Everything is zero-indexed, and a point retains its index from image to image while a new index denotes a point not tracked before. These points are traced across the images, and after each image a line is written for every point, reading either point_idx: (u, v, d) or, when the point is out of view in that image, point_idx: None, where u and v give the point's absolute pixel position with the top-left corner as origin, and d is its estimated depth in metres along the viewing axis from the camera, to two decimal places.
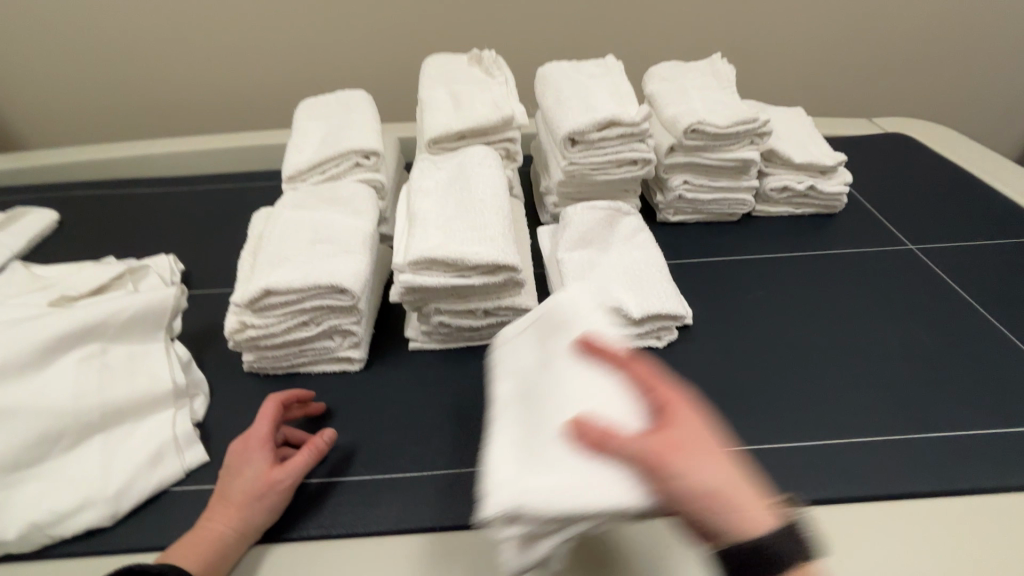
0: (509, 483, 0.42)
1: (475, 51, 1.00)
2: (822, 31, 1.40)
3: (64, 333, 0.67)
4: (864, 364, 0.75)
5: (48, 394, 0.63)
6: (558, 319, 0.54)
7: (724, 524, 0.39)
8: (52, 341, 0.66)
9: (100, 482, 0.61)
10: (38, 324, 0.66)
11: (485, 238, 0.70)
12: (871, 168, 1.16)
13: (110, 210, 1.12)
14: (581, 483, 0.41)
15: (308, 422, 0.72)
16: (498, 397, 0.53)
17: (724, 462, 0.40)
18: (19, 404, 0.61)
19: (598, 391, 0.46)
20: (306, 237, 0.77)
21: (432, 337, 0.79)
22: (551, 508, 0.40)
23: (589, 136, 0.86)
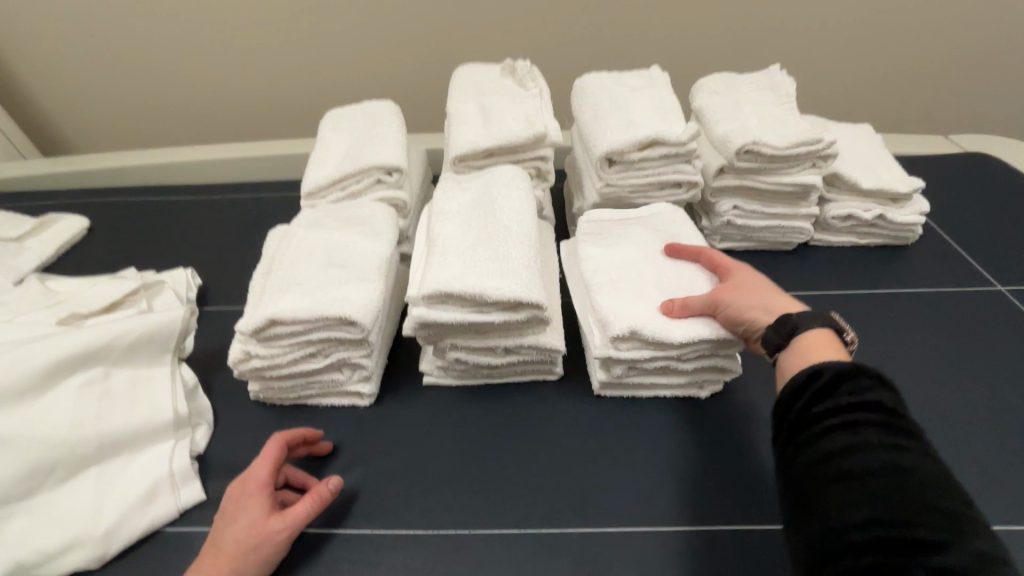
0: (622, 313, 0.64)
1: (508, 61, 0.94)
2: (899, 38, 1.26)
3: (65, 356, 0.63)
4: (933, 431, 0.66)
5: (44, 423, 0.60)
6: (648, 232, 0.76)
7: (760, 317, 0.57)
8: (52, 366, 0.63)
9: (89, 521, 0.57)
10: (38, 346, 0.63)
11: (509, 270, 0.63)
12: (951, 194, 1.03)
13: (137, 219, 1.11)
14: (673, 324, 0.63)
15: (315, 462, 0.67)
16: (588, 264, 0.72)
17: (763, 292, 0.59)
18: (12, 434, 0.58)
19: (678, 278, 0.69)
20: (320, 260, 0.72)
21: (449, 373, 0.73)
22: (658, 334, 0.62)
23: (629, 156, 0.78)
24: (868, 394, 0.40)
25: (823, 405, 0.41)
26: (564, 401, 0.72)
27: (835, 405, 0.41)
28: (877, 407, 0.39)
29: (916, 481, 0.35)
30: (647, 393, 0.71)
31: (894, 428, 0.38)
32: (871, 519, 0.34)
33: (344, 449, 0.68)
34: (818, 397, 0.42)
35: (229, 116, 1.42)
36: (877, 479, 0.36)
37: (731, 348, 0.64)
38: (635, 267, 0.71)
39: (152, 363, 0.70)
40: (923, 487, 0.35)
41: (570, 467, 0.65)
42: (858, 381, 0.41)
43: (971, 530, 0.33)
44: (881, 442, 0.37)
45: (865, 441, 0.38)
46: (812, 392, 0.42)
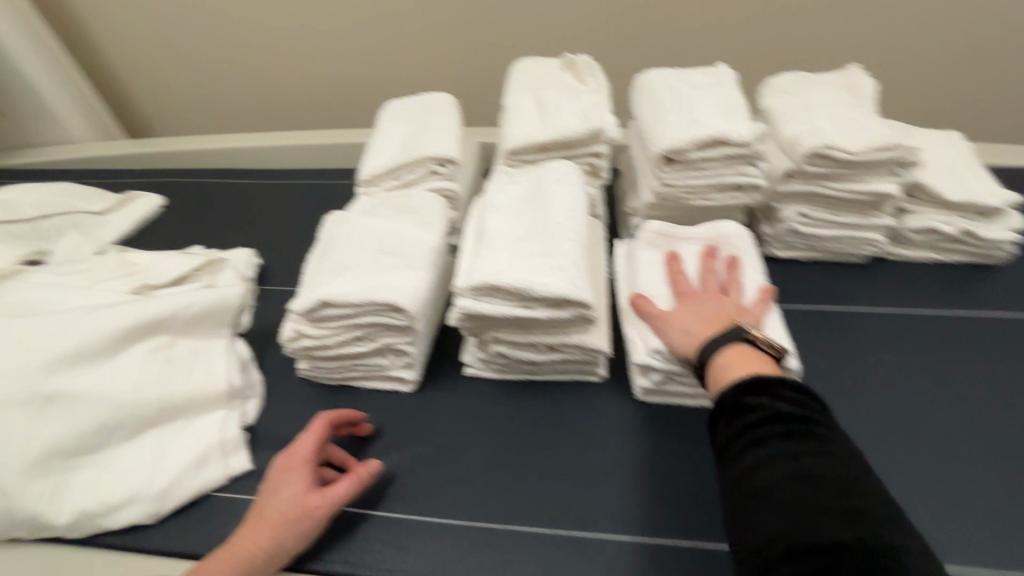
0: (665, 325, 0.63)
1: (568, 56, 0.92)
2: (1003, 37, 1.14)
3: (135, 323, 0.68)
4: (1004, 470, 0.62)
5: (113, 384, 0.64)
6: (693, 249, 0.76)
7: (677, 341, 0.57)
8: (123, 331, 0.67)
9: (147, 479, 0.61)
10: (111, 313, 0.67)
11: (557, 267, 0.62)
12: None
13: (205, 198, 1.17)
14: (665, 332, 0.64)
15: (357, 443, 0.68)
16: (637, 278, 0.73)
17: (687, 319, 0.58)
18: (85, 392, 0.62)
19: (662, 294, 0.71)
20: (371, 247, 0.74)
21: (490, 366, 0.73)
22: None
23: (688, 155, 0.75)
24: (773, 404, 0.44)
25: (736, 425, 0.44)
26: (604, 404, 0.70)
27: (742, 424, 0.44)
28: (778, 416, 0.43)
29: (817, 484, 0.38)
30: (693, 403, 0.68)
31: (796, 433, 0.42)
32: (784, 529, 0.37)
33: (382, 433, 0.69)
34: (728, 421, 0.45)
35: (294, 105, 1.47)
36: (785, 489, 0.39)
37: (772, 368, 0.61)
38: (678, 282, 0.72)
39: (211, 335, 0.73)
40: (823, 488, 0.38)
41: (606, 472, 0.63)
42: (759, 398, 0.44)
43: (868, 522, 0.36)
44: (787, 451, 0.41)
45: (772, 452, 0.41)
46: (727, 416, 0.45)
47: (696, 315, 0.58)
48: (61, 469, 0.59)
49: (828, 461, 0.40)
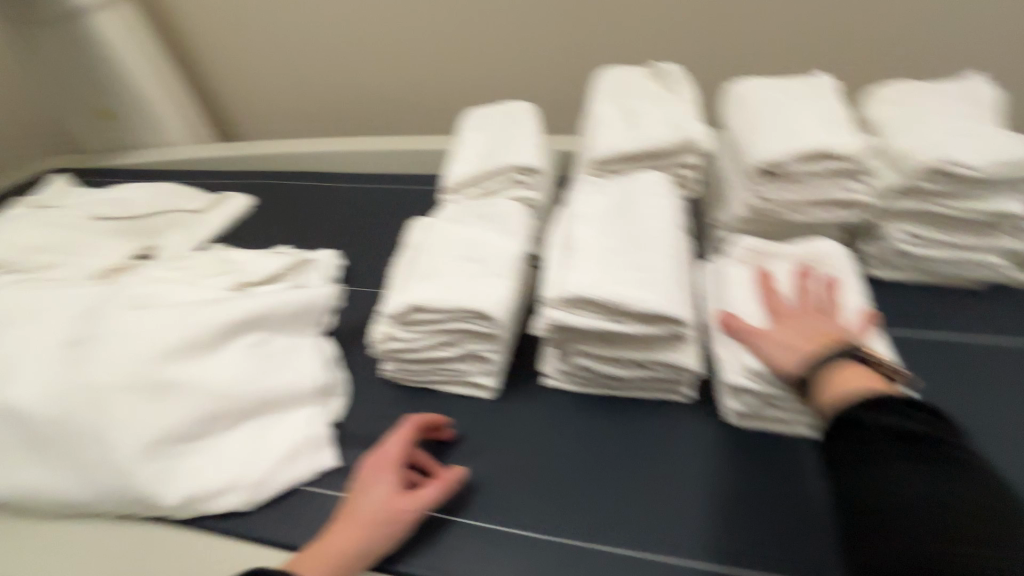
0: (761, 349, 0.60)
1: (656, 65, 0.90)
2: None
3: (237, 318, 0.72)
4: None
5: (217, 375, 0.68)
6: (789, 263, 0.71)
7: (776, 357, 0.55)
8: (227, 326, 0.71)
9: (246, 469, 0.64)
10: (218, 308, 0.72)
11: (651, 281, 0.61)
12: None
13: (291, 200, 1.23)
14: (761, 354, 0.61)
15: (437, 447, 0.69)
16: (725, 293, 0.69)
17: (786, 337, 0.56)
18: (194, 382, 0.67)
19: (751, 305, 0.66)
20: (458, 254, 0.75)
21: (572, 379, 0.71)
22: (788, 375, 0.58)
23: (789, 168, 0.71)
24: (895, 420, 0.45)
25: (853, 438, 0.46)
26: (692, 425, 0.67)
27: (859, 438, 0.45)
28: (901, 434, 0.44)
29: (948, 506, 0.39)
30: (790, 431, 0.64)
31: (920, 451, 0.43)
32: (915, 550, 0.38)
33: (463, 438, 0.70)
34: (842, 433, 0.47)
35: (371, 111, 1.53)
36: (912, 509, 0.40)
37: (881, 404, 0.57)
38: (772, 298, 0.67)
39: (300, 333, 0.77)
40: (956, 513, 0.39)
41: (695, 498, 0.61)
42: (877, 415, 0.45)
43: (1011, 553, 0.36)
44: (911, 471, 0.42)
45: (896, 470, 0.42)
46: (841, 430, 0.47)
47: (798, 333, 0.56)
48: (171, 454, 0.64)
49: (959, 484, 0.40)
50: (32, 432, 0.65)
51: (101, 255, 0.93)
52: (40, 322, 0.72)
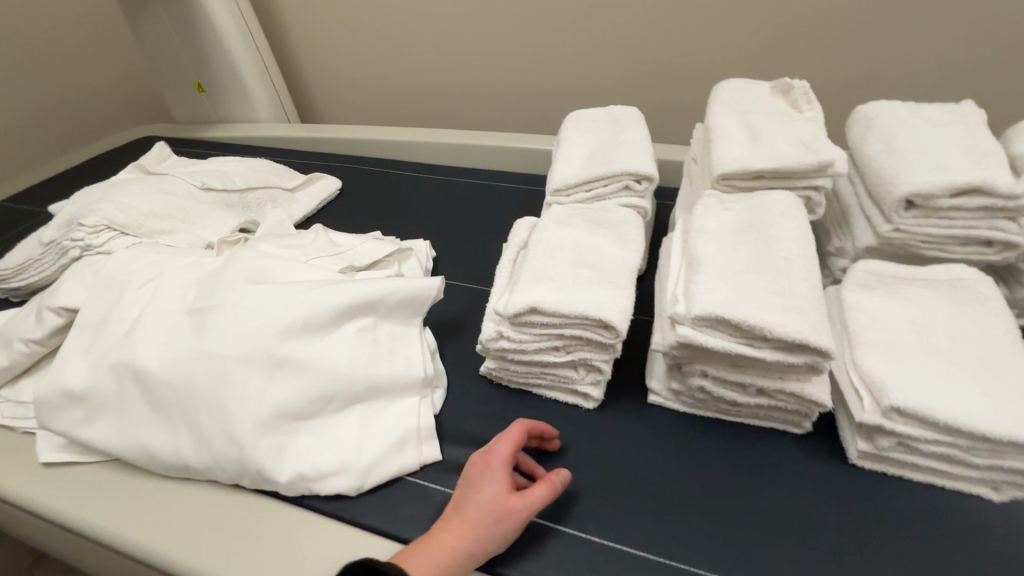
0: (907, 389, 0.57)
1: (783, 80, 0.87)
2: None
3: (350, 302, 0.72)
4: None
5: (331, 357, 0.69)
6: (927, 296, 0.67)
7: None
8: (342, 309, 0.71)
9: (354, 454, 0.65)
10: (334, 290, 0.72)
11: (794, 307, 0.58)
12: None
13: (379, 186, 1.25)
14: (910, 388, 0.57)
15: (542, 453, 0.68)
16: (854, 325, 0.66)
17: None
18: (310, 362, 0.68)
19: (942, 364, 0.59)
20: (571, 258, 0.73)
21: (680, 399, 0.69)
22: (939, 416, 0.55)
23: (937, 202, 0.67)
24: None
25: None
26: (810, 461, 0.64)
27: None
28: None
29: None
30: (920, 478, 0.61)
31: None
32: None
33: (564, 448, 0.68)
34: None
35: (457, 105, 1.54)
36: None
37: None
38: (909, 334, 0.63)
39: (405, 322, 0.77)
40: None
41: (816, 536, 0.58)
42: None
43: None
44: None
45: None
46: None
47: None
48: (286, 430, 0.65)
49: None
50: (154, 392, 0.67)
51: (206, 222, 0.98)
52: (164, 286, 0.75)
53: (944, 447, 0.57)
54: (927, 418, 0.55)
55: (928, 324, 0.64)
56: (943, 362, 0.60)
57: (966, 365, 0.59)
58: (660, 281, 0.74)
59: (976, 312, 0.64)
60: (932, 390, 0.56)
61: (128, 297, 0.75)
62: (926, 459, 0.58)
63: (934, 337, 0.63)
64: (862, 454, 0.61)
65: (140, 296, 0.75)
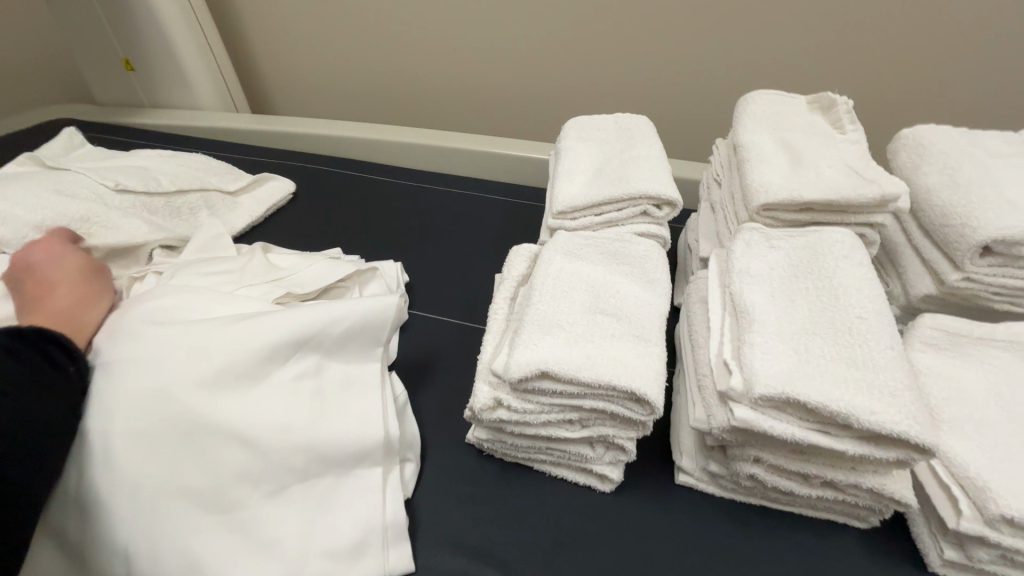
0: (1018, 492, 0.45)
1: (822, 94, 0.76)
2: None
3: (283, 341, 0.55)
4: None
5: (256, 419, 0.51)
6: (1005, 363, 0.56)
7: None
8: (266, 350, 0.54)
9: (297, 560, 0.49)
10: (253, 325, 0.54)
11: (882, 387, 0.46)
12: None
13: (340, 192, 1.06)
14: (1017, 488, 0.45)
15: (546, 556, 0.53)
16: (930, 395, 0.54)
17: None
18: (228, 426, 0.50)
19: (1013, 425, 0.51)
20: (584, 301, 0.59)
21: (718, 482, 0.56)
22: None
23: (1019, 249, 0.57)
24: None
25: None
26: (880, 567, 0.52)
27: None
28: None
29: None
30: None
31: None
32: None
33: (576, 548, 0.54)
34: None
35: (434, 101, 1.37)
36: None
37: None
38: (996, 409, 0.53)
39: (370, 342, 0.61)
40: None
41: None
42: None
43: None
44: None
45: None
46: None
47: None
48: (199, 529, 0.47)
49: None
50: None
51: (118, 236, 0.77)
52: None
53: None
54: None
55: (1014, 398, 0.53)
56: None
57: None
58: (690, 332, 0.61)
59: None
60: None
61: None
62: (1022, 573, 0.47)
63: None
64: (947, 563, 0.49)
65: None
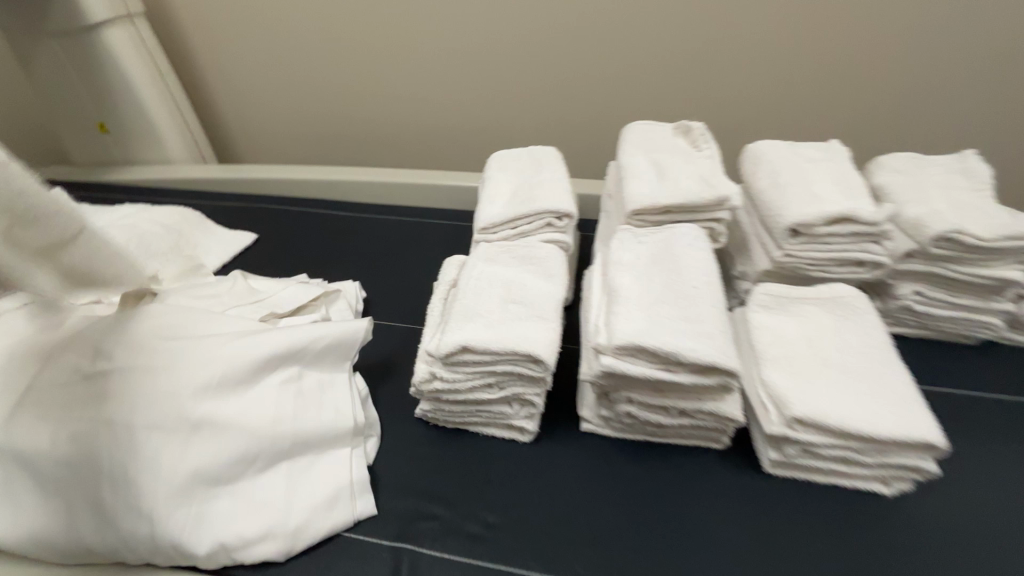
0: (802, 400, 0.63)
1: (683, 122, 0.96)
2: None
3: (272, 353, 0.69)
4: None
5: (253, 413, 0.65)
6: (817, 313, 0.75)
7: None
8: (259, 361, 0.68)
9: (282, 516, 0.62)
10: (248, 342, 0.69)
11: (703, 333, 0.63)
12: None
13: (303, 227, 1.21)
14: (803, 397, 0.63)
15: (479, 492, 0.68)
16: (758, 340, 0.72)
17: None
18: (227, 419, 0.64)
19: (812, 355, 0.69)
20: (499, 295, 0.76)
21: (610, 424, 0.72)
22: (828, 421, 0.61)
23: (816, 229, 0.76)
24: None
25: None
26: (731, 473, 0.69)
27: None
28: None
29: None
30: (822, 479, 0.66)
31: None
32: None
33: (503, 483, 0.69)
34: None
35: (375, 150, 1.51)
36: None
37: (920, 443, 0.60)
38: (804, 345, 0.71)
39: (338, 364, 0.76)
40: None
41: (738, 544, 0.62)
42: None
43: None
44: None
45: None
46: None
47: None
48: (203, 497, 0.60)
49: None
50: (44, 471, 0.60)
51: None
52: (50, 360, 0.65)
53: (836, 451, 0.63)
54: (819, 424, 0.61)
55: (819, 337, 0.71)
56: (828, 368, 0.67)
57: (846, 369, 0.67)
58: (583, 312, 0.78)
59: (855, 325, 0.73)
60: (820, 398, 0.63)
61: (7, 379, 0.65)
62: (821, 462, 0.65)
63: (827, 348, 0.70)
64: (772, 461, 0.66)
65: (17, 381, 0.64)
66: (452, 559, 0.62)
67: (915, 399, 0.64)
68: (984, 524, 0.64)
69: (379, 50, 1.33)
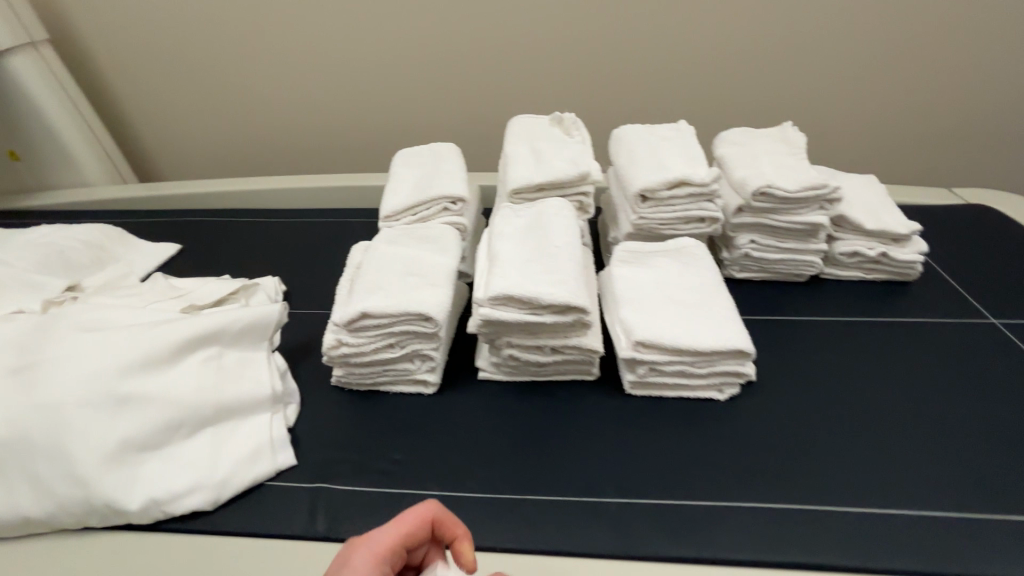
0: (644, 327, 0.77)
1: (557, 114, 1.10)
2: (916, 103, 1.35)
3: (191, 335, 0.77)
4: (913, 437, 0.76)
5: (175, 387, 0.73)
6: (665, 261, 0.90)
7: None
8: (180, 343, 0.76)
9: (208, 471, 0.71)
10: (168, 329, 0.77)
11: (561, 281, 0.77)
12: (968, 243, 1.09)
13: (224, 235, 1.28)
14: (645, 325, 0.78)
15: (388, 437, 0.79)
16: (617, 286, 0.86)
17: None
18: (152, 393, 0.72)
19: (657, 293, 0.84)
20: (397, 269, 0.87)
21: (501, 370, 0.84)
22: (663, 340, 0.76)
23: (660, 194, 0.92)
24: None
25: None
26: (601, 398, 0.82)
27: None
28: None
29: None
30: (672, 393, 0.81)
31: None
32: None
33: (409, 428, 0.79)
34: None
35: (299, 158, 1.59)
36: None
37: (733, 350, 0.76)
38: (652, 286, 0.85)
39: (256, 343, 0.84)
40: None
41: (603, 449, 0.75)
42: None
43: None
44: None
45: None
46: None
47: None
48: (134, 461, 0.69)
49: None
50: None
51: (14, 294, 0.93)
52: None
53: (674, 365, 0.78)
54: (656, 344, 0.76)
55: (665, 279, 0.87)
56: (669, 301, 0.82)
57: (683, 301, 0.82)
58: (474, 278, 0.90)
59: (694, 268, 0.88)
60: (659, 324, 0.78)
61: None
62: (667, 377, 0.79)
63: (669, 287, 0.85)
64: (631, 382, 0.81)
65: None
66: (362, 491, 0.72)
67: (733, 318, 0.79)
68: (796, 412, 0.80)
69: (293, 66, 1.42)
